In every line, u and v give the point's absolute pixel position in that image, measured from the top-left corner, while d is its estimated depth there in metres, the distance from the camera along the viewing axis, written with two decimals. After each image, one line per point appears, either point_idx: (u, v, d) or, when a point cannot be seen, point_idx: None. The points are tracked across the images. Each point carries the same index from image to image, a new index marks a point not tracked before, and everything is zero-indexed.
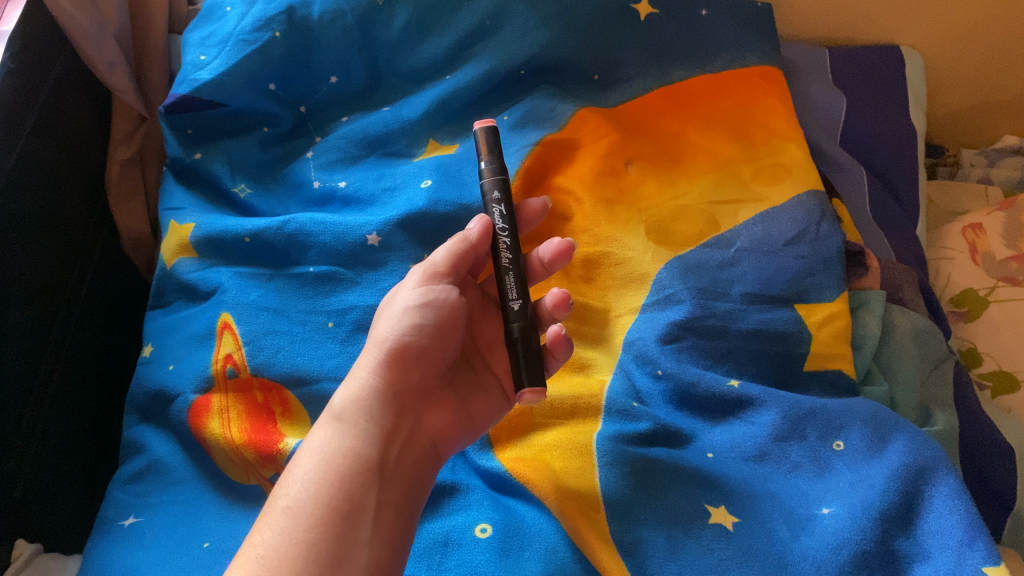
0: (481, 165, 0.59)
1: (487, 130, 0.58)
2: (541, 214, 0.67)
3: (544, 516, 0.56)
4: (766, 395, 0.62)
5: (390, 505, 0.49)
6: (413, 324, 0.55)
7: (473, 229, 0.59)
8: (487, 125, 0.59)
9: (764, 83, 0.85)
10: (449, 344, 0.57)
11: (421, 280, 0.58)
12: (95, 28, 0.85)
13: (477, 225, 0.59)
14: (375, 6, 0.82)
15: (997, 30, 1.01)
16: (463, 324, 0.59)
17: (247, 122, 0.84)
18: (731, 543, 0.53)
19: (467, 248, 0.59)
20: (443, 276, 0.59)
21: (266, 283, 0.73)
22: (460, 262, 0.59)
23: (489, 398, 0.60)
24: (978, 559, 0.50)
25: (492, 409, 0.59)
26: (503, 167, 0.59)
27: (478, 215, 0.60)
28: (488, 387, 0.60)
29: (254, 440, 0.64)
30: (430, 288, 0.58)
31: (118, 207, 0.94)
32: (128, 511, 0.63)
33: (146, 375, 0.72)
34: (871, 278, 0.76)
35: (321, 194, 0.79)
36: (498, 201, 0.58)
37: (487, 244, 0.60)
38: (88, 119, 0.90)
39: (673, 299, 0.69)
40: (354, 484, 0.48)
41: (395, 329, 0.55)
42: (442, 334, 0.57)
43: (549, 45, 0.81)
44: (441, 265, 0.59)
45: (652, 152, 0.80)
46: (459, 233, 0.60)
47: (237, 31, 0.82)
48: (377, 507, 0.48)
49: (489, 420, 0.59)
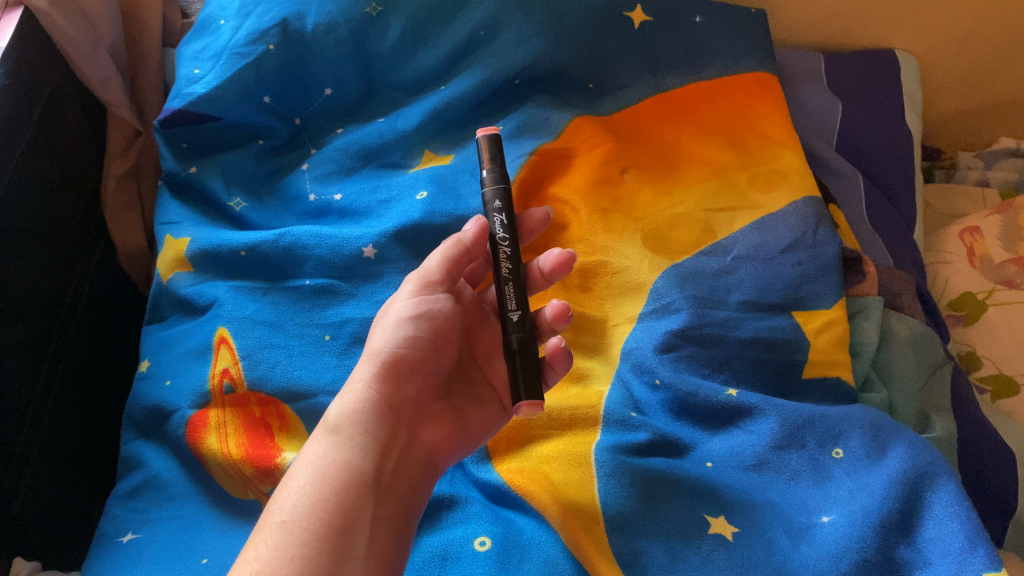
0: (484, 172, 0.59)
1: (488, 137, 0.58)
2: (543, 224, 0.67)
3: (543, 528, 0.55)
4: (765, 404, 0.62)
5: (386, 519, 0.49)
6: (409, 336, 0.55)
7: (467, 232, 0.59)
8: (490, 132, 0.58)
9: (759, 90, 0.85)
10: (445, 356, 0.57)
11: (417, 290, 0.58)
12: (88, 42, 0.86)
13: (472, 227, 0.59)
14: (369, 18, 0.83)
15: (990, 33, 1.02)
16: (459, 334, 0.59)
17: (242, 135, 0.84)
18: (731, 553, 0.53)
19: (460, 253, 0.59)
20: (439, 285, 0.59)
21: (262, 296, 0.72)
22: (455, 267, 0.59)
23: (487, 410, 0.60)
24: (979, 565, 0.49)
25: (489, 421, 0.59)
26: (505, 176, 0.59)
27: (474, 216, 0.59)
28: (486, 399, 0.60)
29: (251, 455, 0.63)
30: (426, 298, 0.58)
31: (115, 221, 0.93)
32: (126, 527, 0.63)
33: (142, 391, 0.71)
34: (869, 284, 0.76)
35: (317, 206, 0.78)
36: (499, 210, 0.58)
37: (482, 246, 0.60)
38: (82, 133, 0.90)
39: (670, 307, 0.68)
40: (349, 498, 0.48)
41: (390, 341, 0.55)
42: (439, 345, 0.57)
43: (544, 55, 0.81)
44: (435, 273, 0.59)
45: (647, 161, 0.80)
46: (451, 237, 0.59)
47: (231, 44, 0.82)
48: (373, 522, 0.48)
49: (485, 432, 0.59)
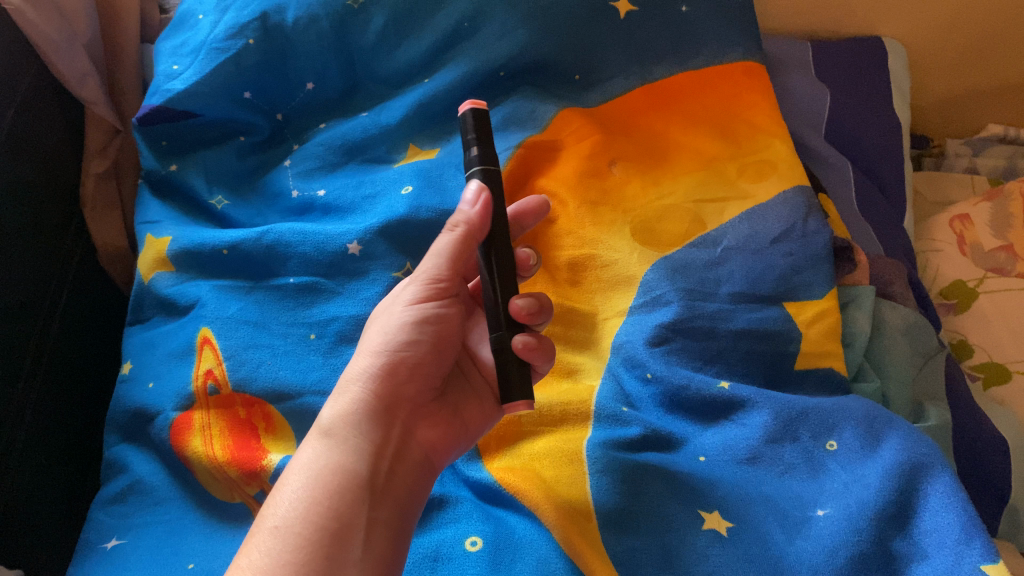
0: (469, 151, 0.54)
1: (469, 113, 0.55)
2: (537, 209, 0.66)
3: (535, 526, 0.54)
4: (756, 396, 0.61)
5: (382, 523, 0.48)
6: (406, 336, 0.54)
7: (472, 213, 0.53)
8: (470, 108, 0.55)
9: (748, 79, 0.84)
10: (440, 352, 0.56)
11: (415, 287, 0.56)
12: (64, 39, 0.84)
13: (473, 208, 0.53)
14: (350, 10, 0.81)
15: (978, 20, 1.01)
16: (456, 337, 0.58)
17: (223, 132, 0.82)
18: (727, 549, 0.52)
19: (465, 242, 0.54)
20: (440, 283, 0.56)
21: (246, 295, 0.71)
22: (458, 263, 0.55)
23: (485, 406, 0.58)
24: (977, 557, 0.49)
25: (488, 417, 0.58)
26: (489, 156, 0.54)
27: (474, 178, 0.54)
28: (483, 393, 0.59)
29: (237, 458, 0.62)
30: (424, 297, 0.56)
31: (94, 221, 0.91)
32: (110, 533, 0.62)
33: (125, 394, 0.70)
34: (861, 273, 0.75)
35: (300, 203, 0.77)
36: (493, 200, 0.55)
37: (487, 227, 0.53)
38: (61, 130, 0.88)
39: (661, 300, 0.67)
40: (344, 502, 0.47)
41: (388, 342, 0.54)
42: (434, 344, 0.56)
43: (529, 46, 0.80)
44: (440, 271, 0.55)
45: (636, 152, 0.79)
46: (455, 222, 0.54)
47: (210, 39, 0.80)
48: (368, 525, 0.47)
49: (483, 427, 0.58)
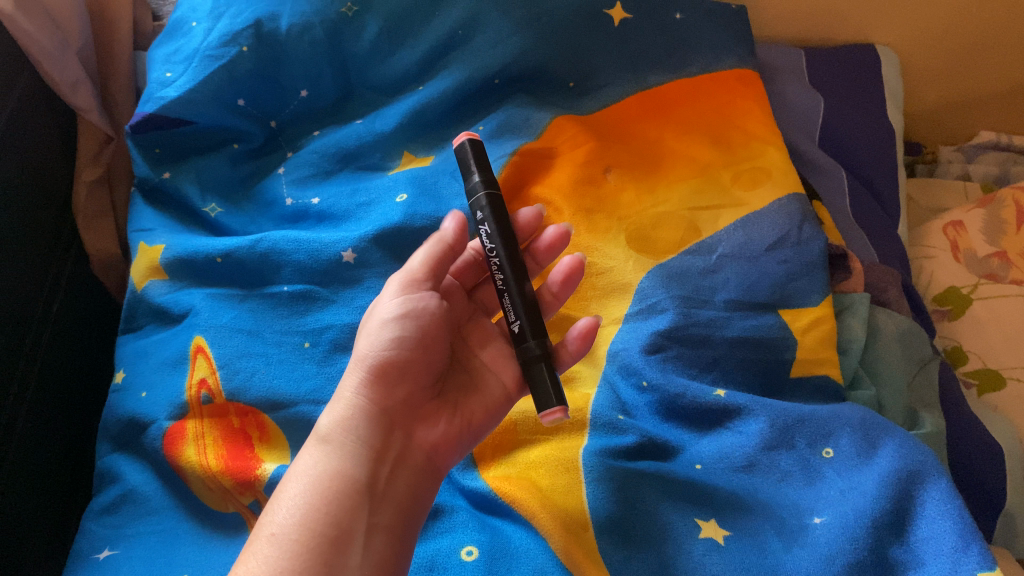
0: (473, 177, 0.57)
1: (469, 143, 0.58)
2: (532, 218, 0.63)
3: (532, 536, 0.54)
4: (753, 404, 0.61)
5: (381, 528, 0.47)
6: (392, 335, 0.53)
7: (448, 230, 0.59)
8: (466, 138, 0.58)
9: (741, 86, 0.84)
10: (428, 348, 0.54)
11: (395, 284, 0.57)
12: (57, 46, 0.83)
13: (450, 224, 0.59)
14: (344, 18, 0.81)
15: (969, 27, 1.02)
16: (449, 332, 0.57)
17: (217, 139, 0.82)
18: (724, 558, 0.52)
19: (445, 250, 0.58)
20: (423, 282, 0.56)
21: (240, 303, 0.71)
22: (439, 266, 0.58)
23: (486, 401, 0.57)
24: (974, 564, 0.49)
25: (491, 413, 0.57)
26: (492, 180, 0.58)
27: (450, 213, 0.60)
28: (486, 388, 0.57)
29: (230, 467, 0.61)
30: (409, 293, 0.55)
31: (87, 230, 0.91)
32: (103, 544, 0.61)
33: (117, 403, 0.69)
34: (855, 280, 0.75)
35: (294, 210, 0.77)
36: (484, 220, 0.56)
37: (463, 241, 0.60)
38: (53, 138, 0.88)
39: (656, 308, 0.67)
40: (343, 507, 0.47)
41: (377, 344, 0.53)
42: (421, 340, 0.54)
43: (523, 54, 0.80)
44: (419, 272, 0.57)
45: (630, 160, 0.79)
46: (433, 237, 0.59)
47: (203, 46, 0.80)
48: (367, 531, 0.47)
49: (488, 424, 0.56)
